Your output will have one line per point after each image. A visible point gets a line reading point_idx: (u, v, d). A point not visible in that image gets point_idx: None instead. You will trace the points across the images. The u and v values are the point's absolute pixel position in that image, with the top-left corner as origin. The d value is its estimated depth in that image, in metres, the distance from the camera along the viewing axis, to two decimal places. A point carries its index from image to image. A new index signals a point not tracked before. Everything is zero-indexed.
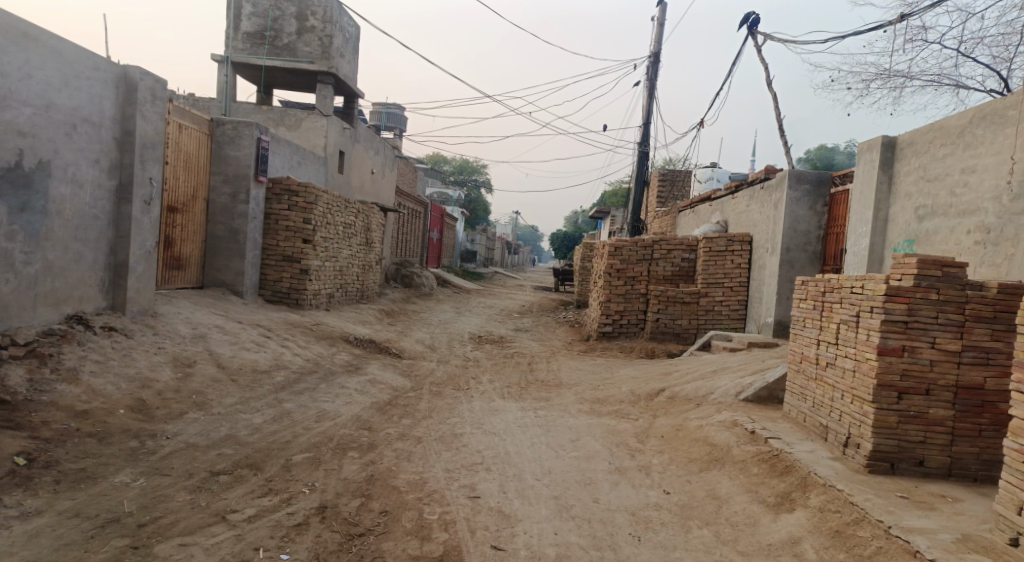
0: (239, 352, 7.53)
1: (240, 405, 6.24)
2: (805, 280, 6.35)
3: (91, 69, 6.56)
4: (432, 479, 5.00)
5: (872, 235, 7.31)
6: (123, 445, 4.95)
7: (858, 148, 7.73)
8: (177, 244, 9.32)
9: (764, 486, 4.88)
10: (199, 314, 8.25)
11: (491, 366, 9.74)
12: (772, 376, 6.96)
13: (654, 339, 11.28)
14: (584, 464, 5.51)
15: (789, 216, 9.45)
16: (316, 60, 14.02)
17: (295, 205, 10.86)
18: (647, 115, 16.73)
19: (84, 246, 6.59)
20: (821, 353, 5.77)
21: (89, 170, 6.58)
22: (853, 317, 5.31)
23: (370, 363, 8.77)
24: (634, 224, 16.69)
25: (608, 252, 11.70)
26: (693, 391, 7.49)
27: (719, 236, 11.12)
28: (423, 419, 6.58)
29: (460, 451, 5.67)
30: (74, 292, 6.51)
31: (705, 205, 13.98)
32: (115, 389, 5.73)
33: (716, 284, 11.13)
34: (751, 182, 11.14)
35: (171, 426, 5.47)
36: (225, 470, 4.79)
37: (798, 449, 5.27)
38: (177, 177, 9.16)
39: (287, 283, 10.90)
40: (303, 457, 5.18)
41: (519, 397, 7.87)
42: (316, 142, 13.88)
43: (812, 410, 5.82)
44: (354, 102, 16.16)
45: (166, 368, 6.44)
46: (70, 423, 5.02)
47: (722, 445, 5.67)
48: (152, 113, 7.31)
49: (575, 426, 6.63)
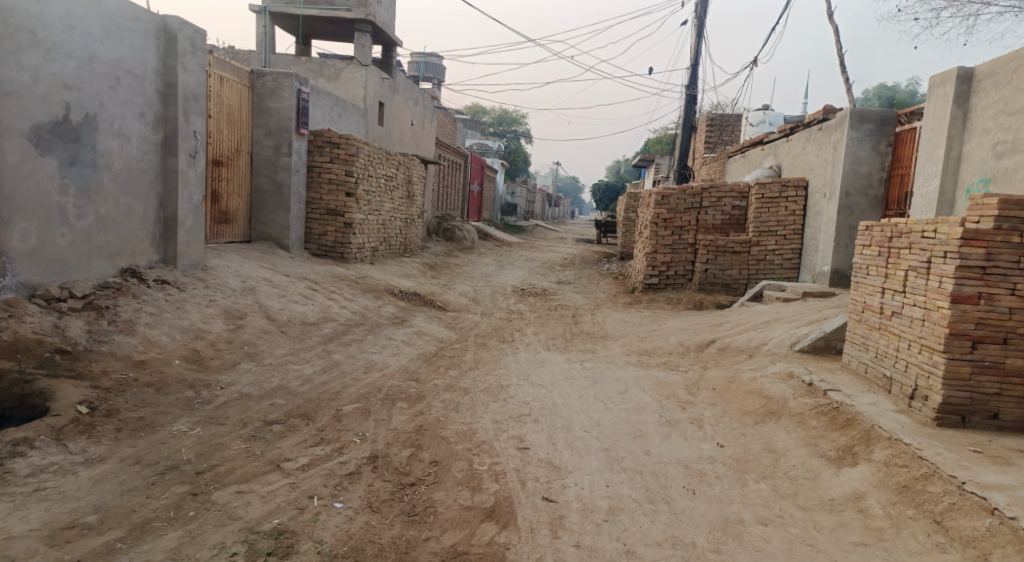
0: (287, 305, 7.59)
1: (290, 355, 6.32)
2: (869, 226, 6.01)
3: (131, 19, 6.51)
4: (480, 430, 4.97)
5: (943, 176, 6.87)
6: (180, 395, 5.04)
7: (929, 83, 7.21)
8: (223, 198, 9.40)
9: (824, 439, 4.70)
10: (248, 267, 8.34)
11: (536, 319, 9.65)
12: (830, 326, 6.70)
13: (702, 290, 11.01)
14: (634, 416, 5.41)
15: (850, 158, 8.97)
16: (353, 7, 13.74)
17: (337, 157, 10.82)
18: (696, 56, 16.06)
19: (133, 199, 6.67)
20: (887, 302, 5.49)
21: (135, 123, 6.60)
22: (924, 263, 5.01)
23: (416, 316, 8.78)
24: (681, 172, 16.22)
25: (655, 202, 11.41)
26: (745, 342, 7.30)
27: (773, 182, 10.68)
28: (470, 370, 6.57)
29: (508, 402, 5.63)
30: (127, 246, 6.62)
31: (757, 149, 13.43)
32: (170, 340, 5.85)
33: (769, 232, 10.74)
34: (808, 123, 10.61)
35: (225, 376, 5.55)
36: (278, 420, 4.85)
37: (860, 402, 5.06)
38: (221, 130, 9.16)
39: (332, 237, 10.96)
40: (353, 408, 5.21)
41: (564, 349, 7.80)
42: (356, 93, 13.75)
43: (874, 361, 5.57)
44: (392, 50, 15.88)
45: (218, 320, 6.54)
46: (128, 374, 5.14)
47: (778, 398, 5.51)
48: (193, 64, 7.26)
49: (623, 378, 6.52)
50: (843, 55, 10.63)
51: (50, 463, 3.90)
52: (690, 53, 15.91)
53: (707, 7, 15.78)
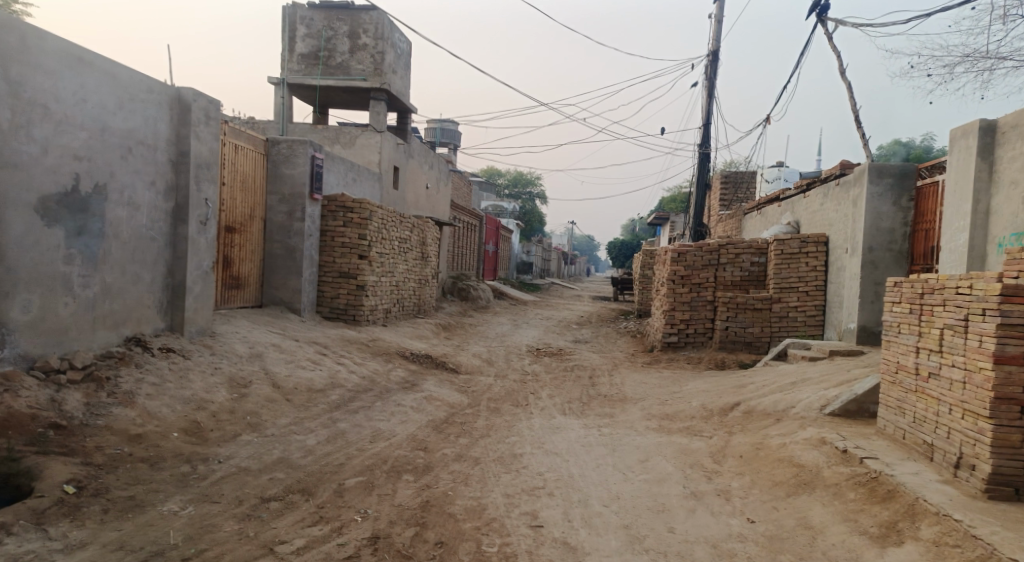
0: (294, 371, 7.38)
1: (294, 425, 6.06)
2: (897, 282, 5.76)
3: (146, 91, 6.60)
4: (490, 506, 4.65)
5: (972, 230, 6.61)
6: (174, 471, 4.79)
7: (950, 136, 7.04)
8: (236, 263, 9.35)
9: (864, 514, 4.32)
10: (257, 333, 8.20)
11: (551, 381, 9.32)
12: (861, 387, 6.35)
13: (724, 349, 10.66)
14: (655, 488, 5.05)
15: (871, 213, 8.75)
16: (369, 77, 14.05)
17: (351, 221, 10.81)
18: (708, 115, 16.14)
19: (141, 267, 6.60)
20: (922, 362, 5.19)
21: (145, 192, 6.60)
22: (961, 321, 4.74)
23: (427, 380, 8.50)
24: (697, 229, 16.06)
25: (671, 259, 11.20)
26: (772, 404, 6.93)
27: (792, 238, 10.46)
28: (481, 438, 6.25)
29: (520, 474, 5.30)
30: (133, 314, 6.52)
31: (774, 206, 13.27)
32: (170, 411, 5.65)
33: (790, 289, 10.45)
34: (825, 178, 10.46)
35: (224, 449, 5.31)
36: (276, 496, 4.58)
37: (901, 471, 4.71)
38: (234, 197, 9.20)
39: (344, 300, 10.84)
40: (356, 481, 4.93)
41: (581, 414, 7.44)
42: (371, 158, 13.90)
43: (912, 426, 5.23)
44: (407, 117, 16.16)
45: (222, 389, 6.34)
46: (123, 448, 4.92)
47: (811, 467, 5.15)
48: (206, 133, 7.31)
49: (643, 445, 6.15)
50: (857, 111, 10.54)
51: (28, 551, 3.66)
52: (702, 113, 16.01)
53: (717, 69, 15.97)
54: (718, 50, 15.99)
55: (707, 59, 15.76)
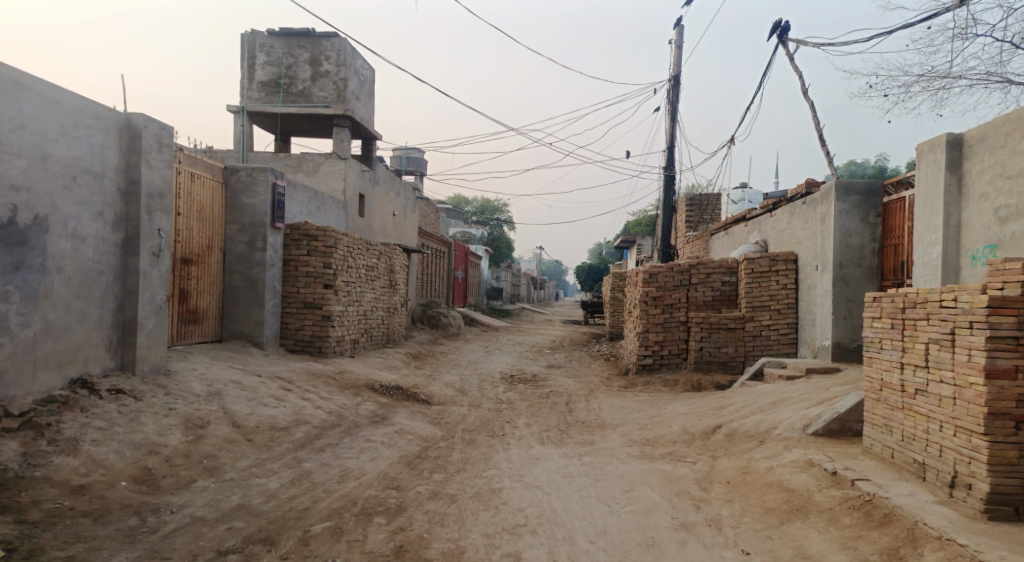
0: (256, 409, 6.97)
1: (255, 468, 5.65)
2: (877, 296, 5.65)
3: (92, 117, 6.24)
4: (469, 548, 4.34)
5: (945, 243, 6.59)
6: (121, 524, 4.37)
7: (917, 150, 7.07)
8: (193, 297, 8.91)
9: (862, 542, 4.15)
10: (216, 369, 7.76)
11: (527, 409, 9.03)
12: (843, 406, 6.23)
13: (699, 370, 10.49)
14: (643, 520, 4.79)
15: (840, 229, 8.74)
16: (331, 104, 13.78)
17: (315, 250, 10.46)
18: (673, 138, 16.24)
19: (87, 303, 6.18)
20: (907, 378, 5.09)
21: (92, 224, 6.21)
22: (948, 335, 4.67)
23: (397, 413, 8.13)
24: (667, 251, 16.04)
25: (643, 280, 11.06)
26: (754, 426, 6.75)
27: (762, 256, 10.44)
28: (457, 473, 5.92)
29: (500, 510, 5.00)
30: (79, 353, 6.08)
31: (741, 225, 13.31)
32: (119, 458, 5.21)
33: (762, 307, 10.40)
34: (793, 197, 10.49)
35: (177, 497, 4.89)
36: (235, 548, 4.22)
37: (895, 493, 4.57)
38: (190, 228, 8.79)
39: (309, 331, 10.42)
40: (323, 527, 4.57)
41: (560, 443, 7.16)
42: (335, 186, 13.58)
43: (901, 445, 5.10)
44: (371, 144, 15.90)
45: (177, 432, 5.91)
46: (63, 502, 4.48)
47: (801, 491, 4.96)
48: (158, 161, 6.96)
49: (627, 474, 5.89)
50: (821, 130, 10.64)
51: None
52: (666, 136, 16.11)
53: (679, 93, 16.13)
54: (680, 74, 16.17)
55: (670, 82, 15.90)
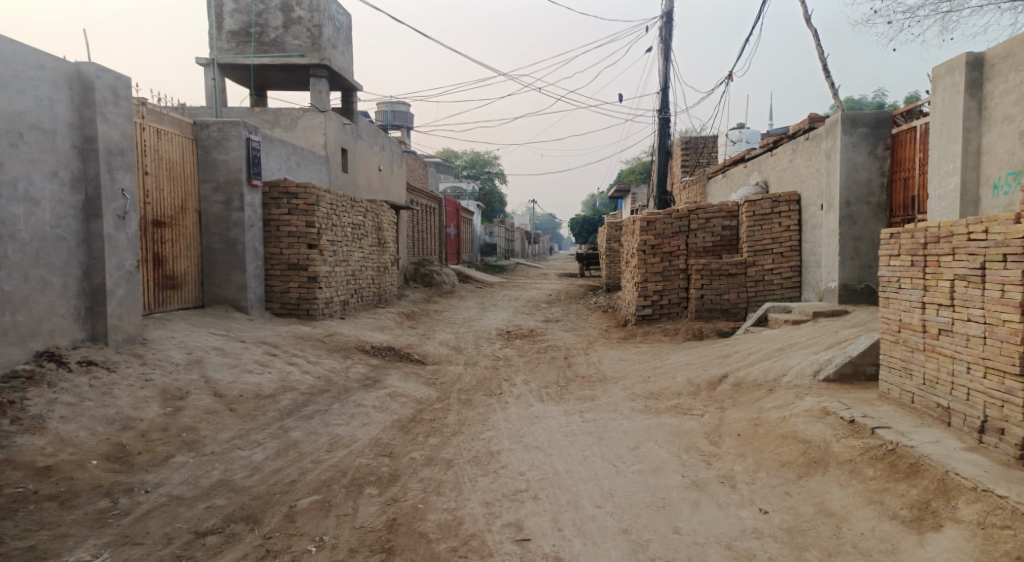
0: (239, 376, 6.61)
1: (238, 439, 5.32)
2: (893, 232, 5.25)
3: (35, 67, 5.71)
4: (468, 519, 4.04)
5: (963, 172, 6.19)
6: (90, 508, 4.04)
7: (932, 74, 6.60)
8: (169, 261, 8.47)
9: (889, 494, 3.93)
10: (196, 336, 7.37)
11: (525, 365, 8.72)
12: (855, 349, 5.92)
13: (700, 318, 10.17)
14: (652, 480, 4.50)
15: (847, 165, 8.31)
16: (306, 53, 13.08)
17: (296, 208, 9.98)
18: (666, 77, 15.61)
19: (49, 271, 5.75)
20: (929, 318, 4.75)
21: (45, 184, 5.75)
22: (977, 270, 4.32)
23: (390, 375, 7.81)
24: (663, 197, 15.60)
25: (640, 228, 10.64)
26: (763, 374, 6.45)
27: (763, 197, 10.01)
28: (453, 436, 5.62)
29: (500, 475, 4.70)
30: (43, 325, 5.67)
31: (739, 167, 12.84)
32: (90, 435, 4.86)
33: (764, 251, 10.03)
34: (794, 134, 10.02)
35: (153, 475, 4.56)
36: (215, 528, 3.91)
37: (919, 440, 4.29)
38: (160, 188, 8.28)
39: (295, 294, 10.02)
40: (310, 502, 4.25)
41: (560, 399, 6.86)
42: (315, 141, 13.00)
43: (922, 389, 4.79)
44: (352, 96, 15.23)
45: (153, 404, 5.56)
46: (26, 486, 4.14)
47: (818, 441, 4.67)
48: (116, 115, 6.43)
49: (632, 430, 5.59)
50: (824, 61, 10.08)
51: None
52: (659, 77, 15.46)
53: (671, 31, 15.42)
54: (672, 11, 15.43)
55: (661, 20, 15.17)
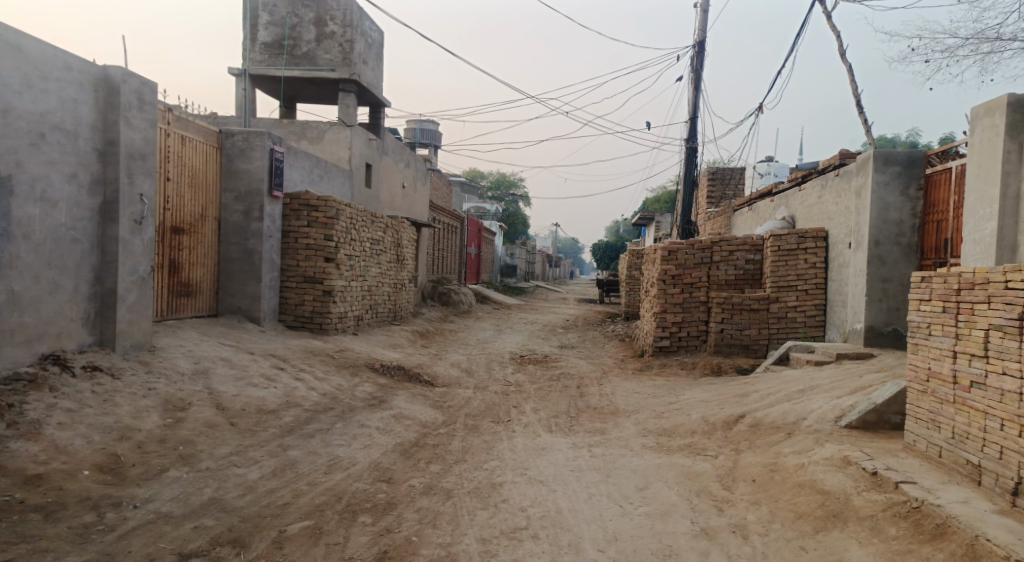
0: (244, 389, 6.50)
1: (235, 456, 5.19)
2: (925, 276, 5.00)
3: (62, 69, 5.74)
4: (462, 557, 3.85)
5: (1001, 217, 5.94)
6: (75, 521, 3.92)
7: (971, 114, 6.37)
8: (185, 269, 8.45)
9: (913, 558, 3.66)
10: (204, 346, 7.30)
11: (536, 392, 8.52)
12: (881, 397, 5.65)
13: (719, 353, 9.90)
14: (659, 525, 4.28)
15: (877, 203, 8.06)
16: (337, 67, 13.21)
17: (315, 221, 9.94)
18: (696, 107, 15.47)
19: (61, 274, 5.72)
20: (961, 369, 4.49)
21: (64, 186, 5.74)
22: (1014, 321, 4.07)
23: (397, 395, 7.65)
24: (686, 227, 15.37)
25: (661, 257, 10.43)
26: (782, 416, 6.18)
27: (789, 232, 9.77)
28: (456, 464, 5.44)
29: (500, 510, 4.50)
30: (50, 328, 5.63)
31: (766, 200, 12.60)
32: (85, 443, 4.77)
33: (788, 287, 9.76)
34: (824, 169, 9.78)
35: (144, 489, 4.44)
36: (199, 551, 3.77)
37: (947, 498, 4.02)
38: (181, 195, 8.29)
39: (309, 307, 9.95)
40: (300, 528, 4.09)
41: (569, 431, 6.64)
42: (340, 155, 13.04)
43: (950, 443, 4.52)
44: (380, 112, 15.30)
45: (154, 414, 5.46)
46: (14, 494, 4.03)
47: (838, 493, 4.41)
48: (140, 120, 6.43)
49: (641, 469, 5.35)
50: (857, 96, 9.87)
51: None
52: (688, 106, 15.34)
53: (703, 61, 15.32)
54: (704, 41, 15.35)
55: (694, 49, 15.08)
